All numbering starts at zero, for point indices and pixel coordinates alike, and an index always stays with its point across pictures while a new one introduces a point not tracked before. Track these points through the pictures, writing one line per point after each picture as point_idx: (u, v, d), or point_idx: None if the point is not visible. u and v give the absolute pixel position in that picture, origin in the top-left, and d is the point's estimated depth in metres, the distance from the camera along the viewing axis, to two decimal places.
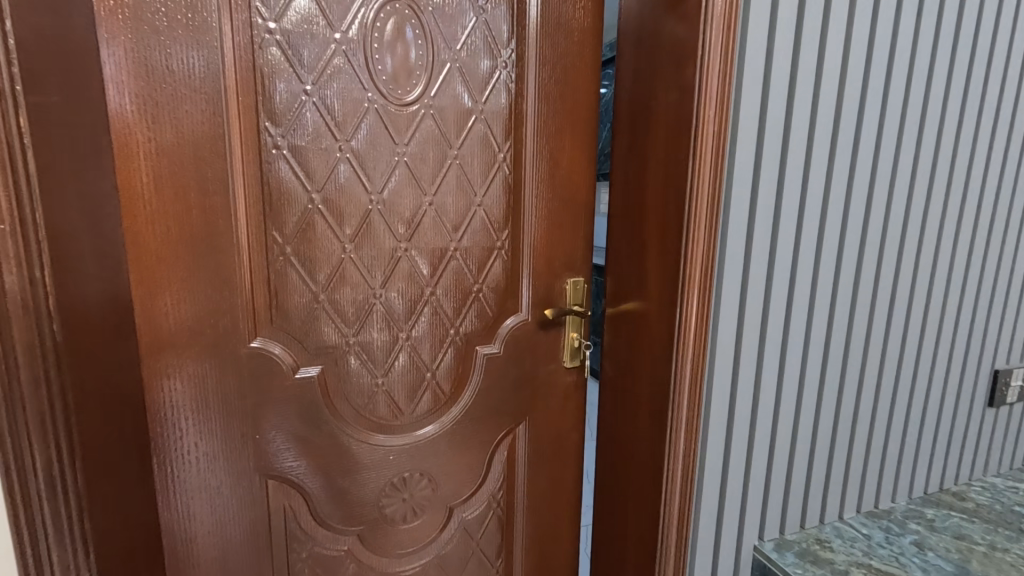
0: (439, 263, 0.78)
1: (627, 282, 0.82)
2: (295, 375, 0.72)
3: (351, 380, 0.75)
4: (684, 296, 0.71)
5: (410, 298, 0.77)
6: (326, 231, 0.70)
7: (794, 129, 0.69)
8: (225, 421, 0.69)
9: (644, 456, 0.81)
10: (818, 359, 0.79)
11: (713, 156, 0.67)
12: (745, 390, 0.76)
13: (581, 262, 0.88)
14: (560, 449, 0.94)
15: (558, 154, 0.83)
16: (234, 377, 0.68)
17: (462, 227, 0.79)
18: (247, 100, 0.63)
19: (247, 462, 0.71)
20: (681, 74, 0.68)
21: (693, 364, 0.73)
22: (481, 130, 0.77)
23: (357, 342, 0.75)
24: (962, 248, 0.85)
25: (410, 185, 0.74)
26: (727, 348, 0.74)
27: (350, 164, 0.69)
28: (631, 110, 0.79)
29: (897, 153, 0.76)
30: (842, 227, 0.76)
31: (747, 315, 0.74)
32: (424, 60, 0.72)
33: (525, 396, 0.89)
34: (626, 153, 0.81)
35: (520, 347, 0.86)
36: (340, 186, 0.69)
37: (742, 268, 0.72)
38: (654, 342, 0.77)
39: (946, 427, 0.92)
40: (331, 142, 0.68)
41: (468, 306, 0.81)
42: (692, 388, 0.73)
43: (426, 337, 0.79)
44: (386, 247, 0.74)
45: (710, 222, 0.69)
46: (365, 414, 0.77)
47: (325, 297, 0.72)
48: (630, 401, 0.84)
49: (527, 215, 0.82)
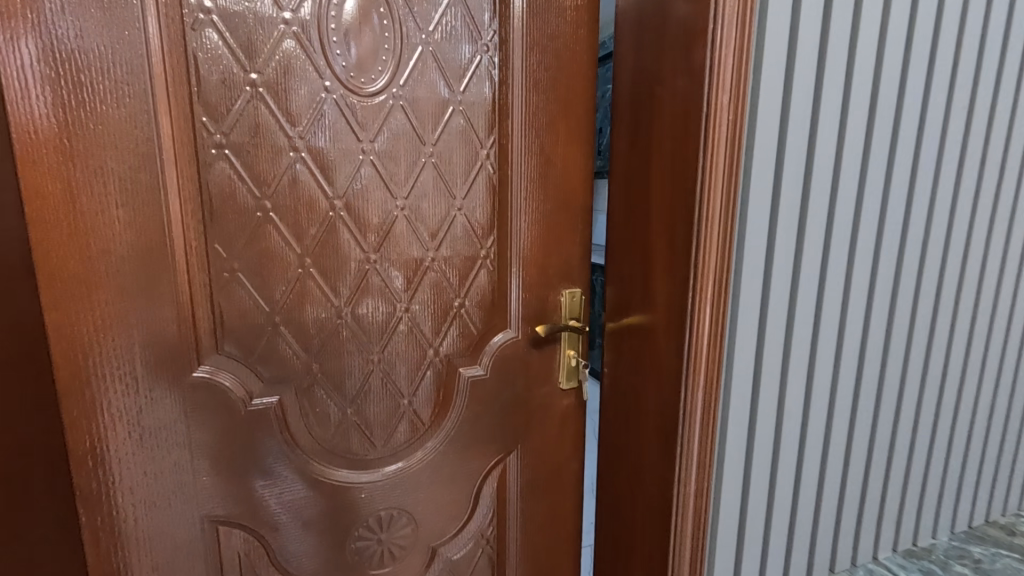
0: (415, 276, 0.69)
1: (630, 294, 0.73)
2: (248, 407, 0.62)
3: (315, 410, 0.66)
4: (694, 313, 0.61)
5: (381, 316, 0.68)
6: (280, 242, 0.61)
7: (825, 120, 0.60)
8: (166, 460, 0.60)
9: (650, 493, 0.71)
10: (850, 381, 0.69)
11: (727, 149, 0.57)
12: (768, 419, 0.66)
13: (577, 271, 0.79)
14: (556, 478, 0.85)
15: (549, 150, 0.73)
16: (174, 411, 0.59)
17: (440, 235, 0.70)
18: (180, 90, 0.54)
19: (194, 506, 0.62)
20: (691, 55, 0.58)
21: (705, 392, 0.63)
22: (461, 124, 0.68)
23: (321, 367, 0.66)
24: (1008, 253, 0.75)
25: (378, 188, 0.65)
26: (746, 373, 0.64)
27: (307, 165, 0.60)
28: (631, 98, 0.69)
29: (940, 143, 0.66)
30: (879, 231, 0.66)
31: (773, 336, 0.64)
32: (391, 43, 0.62)
33: (516, 423, 0.80)
34: (626, 148, 0.71)
35: (510, 367, 0.77)
36: (295, 190, 0.60)
37: (764, 280, 0.62)
38: (660, 364, 0.67)
39: (990, 453, 0.82)
40: (283, 140, 0.59)
41: (449, 324, 0.72)
42: (704, 419, 0.64)
43: (402, 359, 0.70)
44: (353, 259, 0.65)
45: (724, 227, 0.59)
46: (332, 447, 0.68)
47: (282, 317, 0.63)
48: (633, 427, 0.74)
49: (515, 220, 0.73)
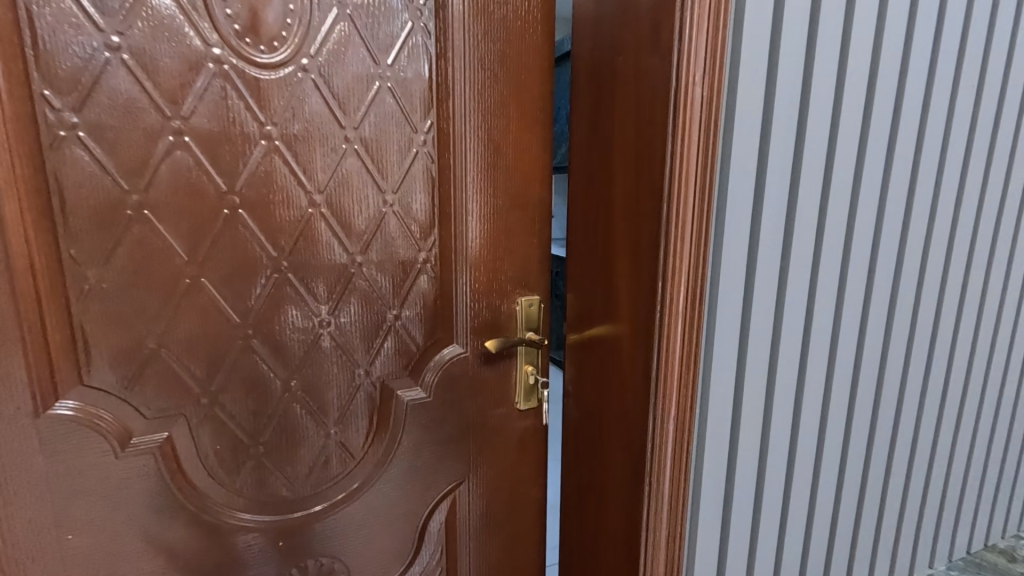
0: (341, 287, 0.58)
1: (593, 303, 0.63)
2: (125, 450, 0.51)
3: (215, 447, 0.55)
4: (664, 328, 0.51)
5: (298, 333, 0.57)
6: (159, 246, 0.50)
7: (810, 105, 0.52)
8: (18, 512, 0.49)
9: (616, 533, 0.62)
10: (833, 403, 0.63)
11: (701, 133, 0.47)
12: (748, 446, 0.59)
13: (534, 276, 0.69)
14: (516, 510, 0.75)
15: (499, 136, 0.63)
16: (26, 454, 0.48)
17: (369, 236, 0.59)
18: (10, 54, 0.42)
19: (60, 564, 0.51)
20: (657, 18, 0.48)
21: (677, 420, 0.54)
22: (391, 104, 0.58)
23: (220, 395, 0.54)
24: (988, 259, 0.71)
25: (288, 180, 0.54)
26: (722, 396, 0.56)
27: (191, 151, 0.49)
28: (591, 74, 0.59)
29: (927, 138, 0.60)
30: (866, 233, 0.59)
31: (752, 352, 0.56)
32: (297, 3, 0.51)
33: (466, 450, 0.70)
34: (586, 132, 0.60)
35: (458, 387, 0.67)
36: (177, 181, 0.49)
37: (742, 290, 0.54)
38: (627, 386, 0.58)
39: (970, 468, 0.78)
40: (157, 119, 0.48)
41: (382, 339, 0.62)
42: (676, 452, 0.54)
43: (326, 383, 0.60)
44: (258, 265, 0.54)
45: (699, 227, 0.49)
46: (239, 490, 0.57)
47: (166, 337, 0.51)
48: (596, 456, 0.64)
49: (459, 218, 0.63)
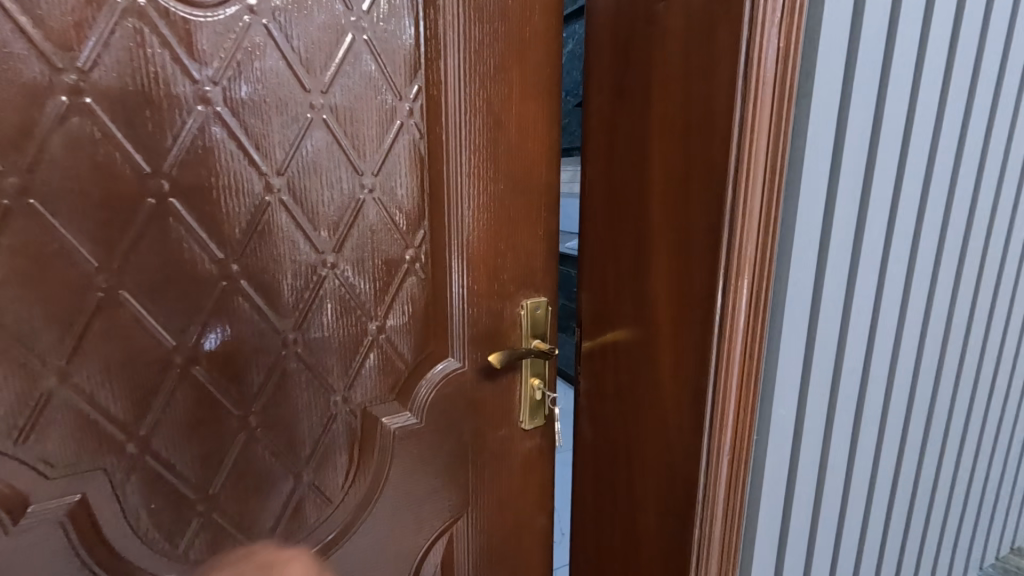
0: (308, 296, 0.46)
1: (618, 306, 0.54)
2: (20, 521, 0.38)
3: (151, 507, 0.43)
4: (721, 341, 0.42)
5: (253, 356, 0.45)
6: (57, 248, 0.37)
7: (877, 73, 0.46)
8: None
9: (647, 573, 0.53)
10: (870, 406, 0.58)
11: (773, 100, 0.38)
12: (797, 456, 0.54)
13: (541, 275, 0.59)
14: (521, 542, 0.65)
15: (500, 107, 0.52)
16: None
17: (342, 230, 0.47)
18: None
19: None
20: None
21: (733, 445, 0.45)
22: (370, 63, 0.46)
23: (153, 441, 0.42)
24: (1008, 248, 0.69)
25: (234, 159, 0.41)
26: (778, 405, 0.50)
27: (95, 117, 0.36)
28: (617, 32, 0.49)
29: (970, 118, 0.55)
30: (914, 220, 0.55)
31: (793, 357, 0.49)
32: None
33: (465, 479, 0.59)
34: (610, 105, 0.51)
35: (453, 409, 0.56)
36: (77, 159, 0.36)
37: (800, 287, 0.47)
38: (665, 404, 0.49)
39: (974, 460, 0.78)
40: (42, 73, 0.34)
41: (362, 357, 0.50)
42: (729, 480, 0.46)
43: (294, 415, 0.48)
44: (197, 271, 0.41)
45: (766, 217, 0.40)
46: (184, 557, 0.45)
47: (74, 370, 0.38)
48: (621, 481, 0.56)
49: (453, 207, 0.51)
